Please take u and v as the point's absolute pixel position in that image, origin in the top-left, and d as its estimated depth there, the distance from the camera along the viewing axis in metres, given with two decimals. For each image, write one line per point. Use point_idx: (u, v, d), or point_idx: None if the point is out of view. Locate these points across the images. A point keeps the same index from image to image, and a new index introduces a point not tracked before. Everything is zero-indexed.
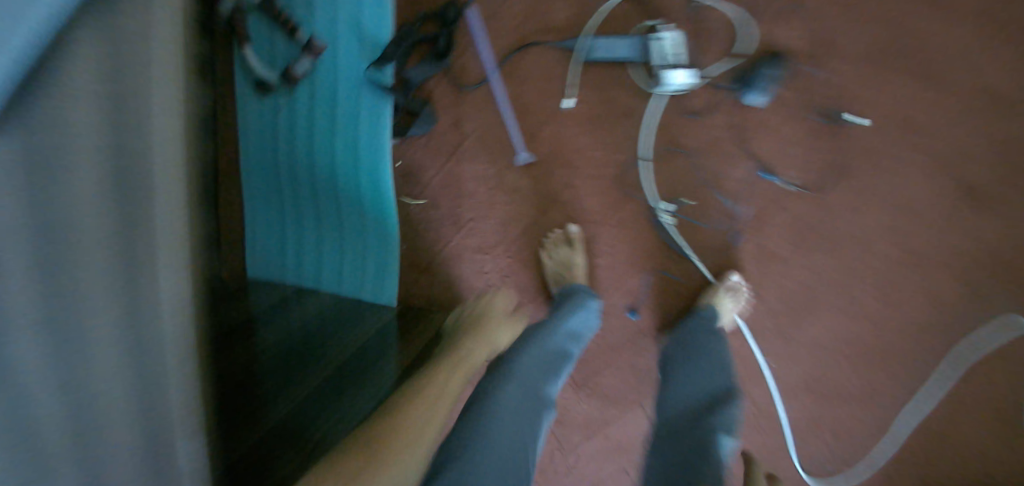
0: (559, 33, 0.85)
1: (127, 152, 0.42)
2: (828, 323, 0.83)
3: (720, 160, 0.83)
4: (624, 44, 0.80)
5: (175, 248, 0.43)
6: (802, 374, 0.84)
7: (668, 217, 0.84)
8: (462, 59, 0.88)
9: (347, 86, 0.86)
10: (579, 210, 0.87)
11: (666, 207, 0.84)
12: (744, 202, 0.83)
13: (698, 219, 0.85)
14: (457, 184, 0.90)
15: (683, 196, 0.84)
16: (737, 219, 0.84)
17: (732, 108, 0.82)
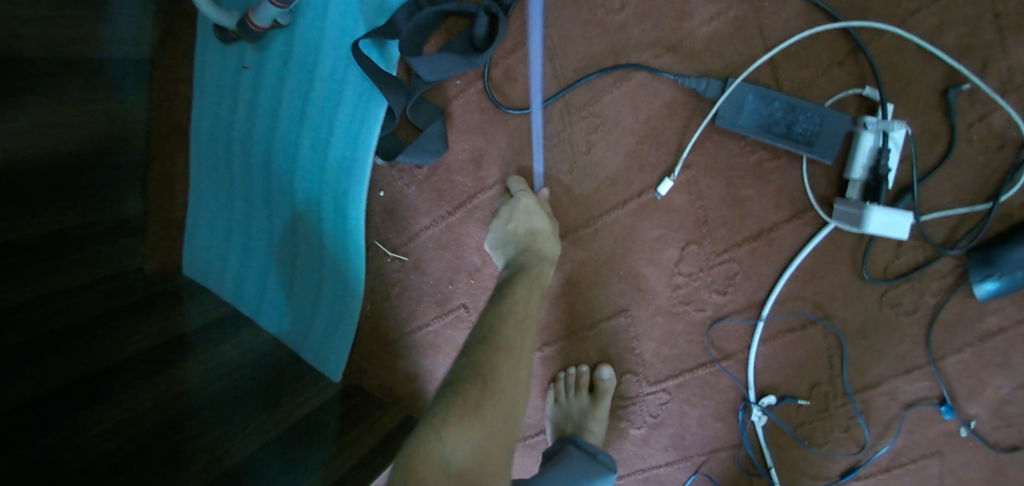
0: (686, 65, 0.49)
1: None
2: None
3: (884, 354, 0.49)
4: (808, 120, 0.45)
5: None
6: None
7: (761, 419, 0.51)
8: (515, 60, 0.53)
9: (333, 59, 0.57)
10: (628, 355, 0.55)
11: (764, 403, 0.51)
12: (898, 433, 0.50)
13: (809, 433, 0.52)
14: (455, 249, 0.58)
15: (799, 393, 0.51)
16: (870, 452, 0.51)
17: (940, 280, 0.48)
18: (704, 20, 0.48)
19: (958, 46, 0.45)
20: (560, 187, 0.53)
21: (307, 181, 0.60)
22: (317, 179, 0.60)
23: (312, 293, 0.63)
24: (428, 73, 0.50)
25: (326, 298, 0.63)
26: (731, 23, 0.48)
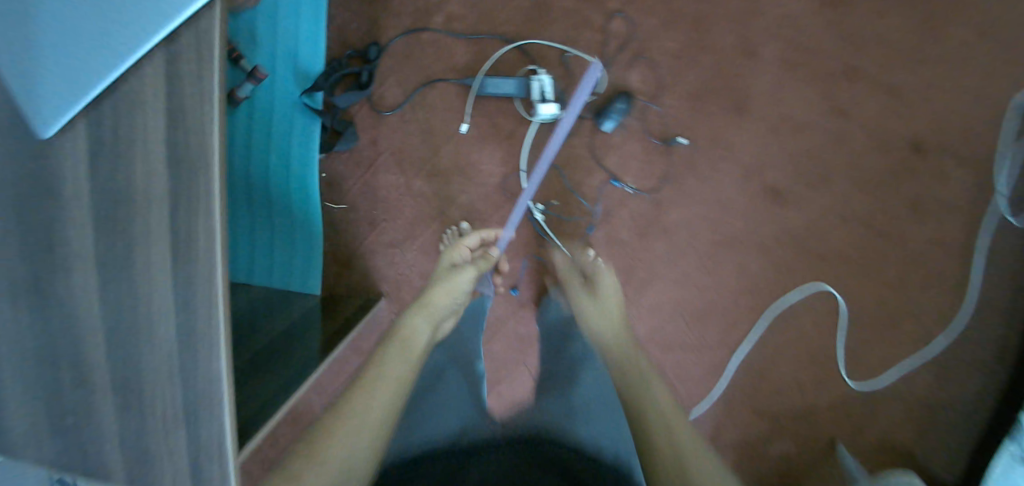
0: (458, 71, 1.08)
1: (171, 192, 0.57)
2: (663, 290, 1.21)
3: None
4: (508, 84, 1.04)
5: (203, 245, 0.58)
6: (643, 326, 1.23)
7: (539, 214, 1.15)
8: (380, 88, 1.09)
9: (283, 108, 1.04)
10: (476, 212, 1.10)
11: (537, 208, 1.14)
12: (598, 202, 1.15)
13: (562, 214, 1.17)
14: (373, 191, 1.09)
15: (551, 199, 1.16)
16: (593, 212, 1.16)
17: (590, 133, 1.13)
18: (460, 51, 1.08)
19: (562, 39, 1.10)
20: (417, 142, 1.09)
21: (278, 180, 1.05)
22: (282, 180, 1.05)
23: (287, 248, 1.08)
24: (342, 103, 1.04)
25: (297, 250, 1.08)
26: (473, 47, 1.08)
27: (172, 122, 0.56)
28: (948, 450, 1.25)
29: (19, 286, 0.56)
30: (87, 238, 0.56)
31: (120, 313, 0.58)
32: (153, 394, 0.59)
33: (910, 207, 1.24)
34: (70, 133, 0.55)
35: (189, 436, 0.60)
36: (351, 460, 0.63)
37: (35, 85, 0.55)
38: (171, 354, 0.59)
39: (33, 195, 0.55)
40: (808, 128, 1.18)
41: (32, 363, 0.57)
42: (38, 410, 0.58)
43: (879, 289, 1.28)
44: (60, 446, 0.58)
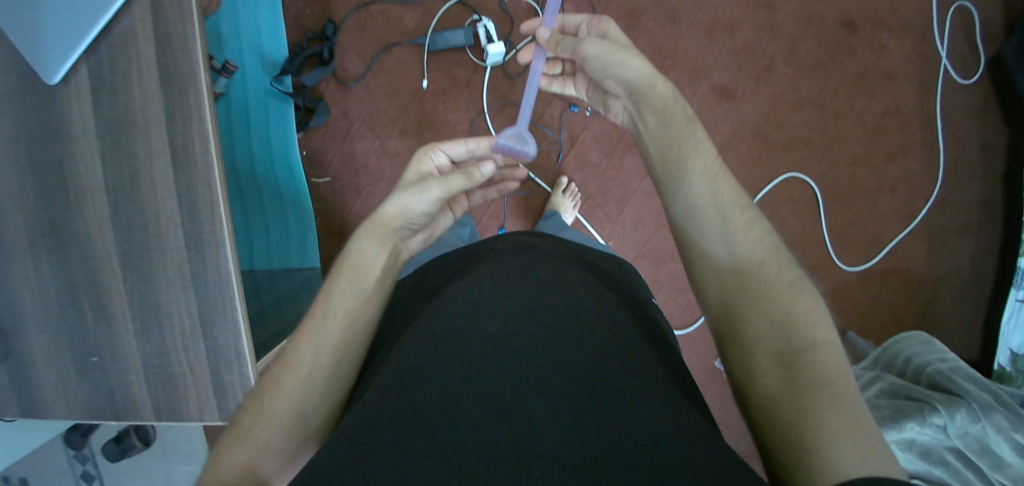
0: (409, 34, 1.25)
1: (168, 118, 0.81)
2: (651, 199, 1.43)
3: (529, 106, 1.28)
4: (458, 35, 1.21)
5: (205, 182, 0.82)
6: (634, 241, 1.37)
7: None
8: (343, 64, 1.25)
9: (258, 98, 1.19)
10: None
11: None
12: (563, 131, 1.35)
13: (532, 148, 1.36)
14: (353, 159, 1.26)
15: None
16: (559, 142, 1.36)
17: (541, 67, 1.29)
18: (406, 16, 1.25)
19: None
20: (385, 105, 1.25)
21: (263, 164, 1.18)
22: (267, 165, 1.18)
23: (282, 228, 1.18)
24: (310, 82, 1.18)
25: (292, 228, 1.19)
26: (417, 11, 1.25)
27: (160, 93, 0.81)
28: (958, 306, 1.49)
29: (44, 225, 0.81)
30: (99, 172, 0.81)
31: (134, 237, 0.82)
32: (170, 303, 0.83)
33: (837, 83, 1.46)
34: (81, 88, 0.80)
35: (203, 329, 0.84)
36: (302, 394, 0.70)
37: (48, 57, 0.79)
38: (184, 258, 0.83)
39: (55, 141, 0.81)
40: (740, 30, 1.42)
41: (62, 297, 0.82)
42: (71, 332, 0.83)
43: (828, 165, 1.47)
44: (93, 374, 0.84)
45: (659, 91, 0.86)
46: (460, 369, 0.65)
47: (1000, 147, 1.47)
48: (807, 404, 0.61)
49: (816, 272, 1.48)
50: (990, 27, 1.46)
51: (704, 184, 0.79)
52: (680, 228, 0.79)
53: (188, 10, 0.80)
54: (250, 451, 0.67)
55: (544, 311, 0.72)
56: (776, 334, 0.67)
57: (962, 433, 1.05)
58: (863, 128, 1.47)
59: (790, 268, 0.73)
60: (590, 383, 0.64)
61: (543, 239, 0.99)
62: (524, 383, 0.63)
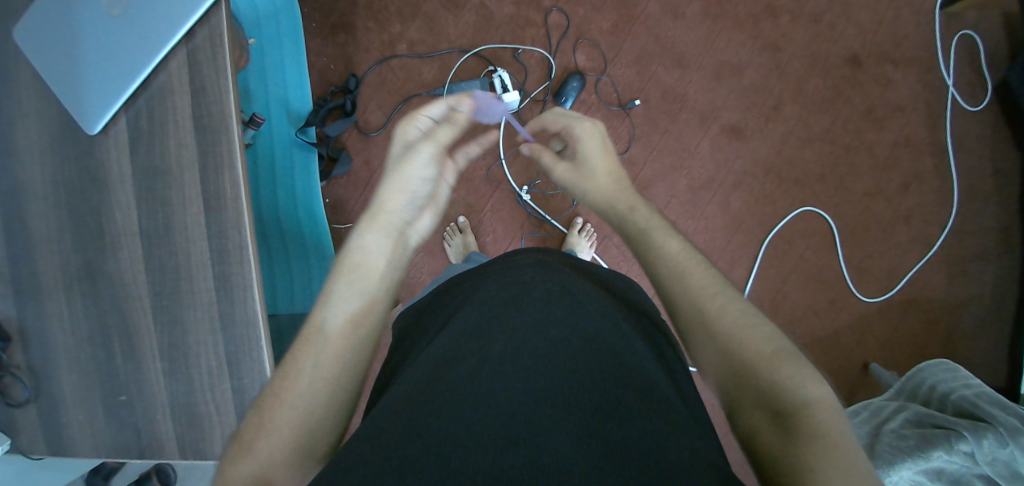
0: (428, 85, 1.38)
1: (201, 167, 0.86)
2: None
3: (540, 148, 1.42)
4: (475, 84, 1.36)
5: (233, 226, 0.86)
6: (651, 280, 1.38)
7: (526, 195, 1.37)
8: (365, 116, 1.37)
9: (284, 146, 1.25)
10: (466, 204, 1.39)
11: (524, 189, 1.37)
12: None
13: (548, 191, 1.39)
14: None
15: (535, 179, 1.38)
16: None
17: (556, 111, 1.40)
18: (425, 70, 1.38)
19: (499, 41, 1.40)
20: None
21: (287, 209, 1.22)
22: (292, 209, 1.23)
23: (304, 270, 1.19)
24: (332, 133, 1.26)
25: (315, 271, 1.19)
26: (435, 65, 1.38)
27: (194, 141, 0.86)
28: (984, 337, 1.46)
29: (78, 268, 0.85)
30: (133, 218, 0.85)
31: (165, 279, 0.86)
32: (198, 344, 0.86)
33: (845, 116, 1.48)
34: (118, 140, 0.85)
35: (229, 368, 0.86)
36: (307, 405, 0.70)
37: (90, 113, 0.84)
38: (212, 299, 0.86)
39: (92, 188, 0.85)
40: (746, 69, 1.46)
41: (93, 337, 0.85)
42: (101, 371, 0.85)
43: (840, 197, 1.48)
44: (120, 414, 0.85)
45: (617, 211, 0.93)
46: (473, 397, 0.67)
47: (1012, 173, 1.47)
48: (800, 456, 0.61)
49: (833, 305, 1.48)
50: (996, 58, 1.49)
51: (686, 260, 0.82)
52: (670, 301, 0.80)
53: (223, 65, 0.85)
54: (256, 463, 0.65)
55: (541, 335, 0.74)
56: (766, 396, 0.68)
57: (990, 460, 1.05)
58: (873, 160, 1.48)
59: (773, 336, 0.73)
60: (595, 407, 0.66)
61: (552, 255, 1.00)
62: (524, 410, 0.65)
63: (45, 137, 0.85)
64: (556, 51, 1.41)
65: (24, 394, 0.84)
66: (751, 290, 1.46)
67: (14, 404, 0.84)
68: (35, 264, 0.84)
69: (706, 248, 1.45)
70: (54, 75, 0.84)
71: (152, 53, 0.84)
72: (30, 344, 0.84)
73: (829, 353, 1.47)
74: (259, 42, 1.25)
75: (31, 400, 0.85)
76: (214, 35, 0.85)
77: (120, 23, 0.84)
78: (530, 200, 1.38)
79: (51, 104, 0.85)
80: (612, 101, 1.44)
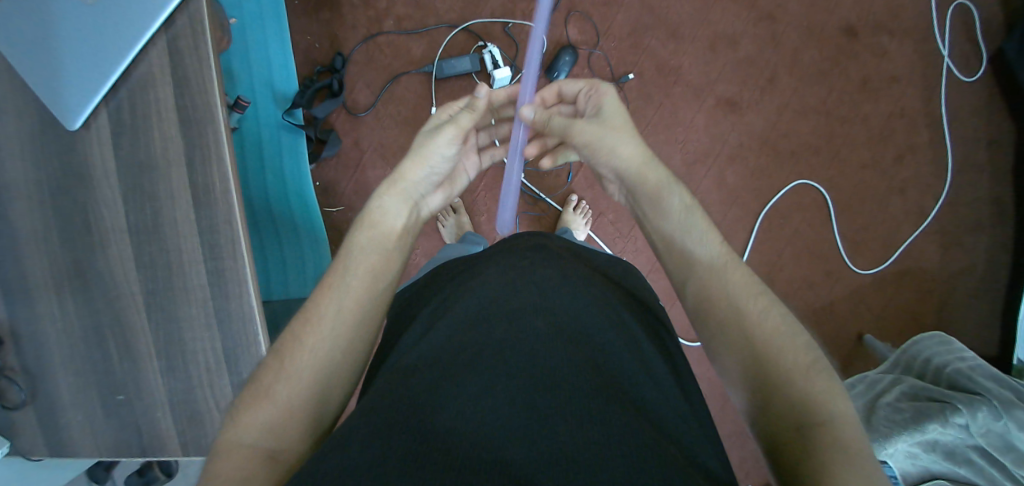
0: (416, 63, 1.34)
1: (190, 160, 0.83)
2: None
3: None
4: (465, 61, 1.31)
5: (225, 220, 0.83)
6: (647, 257, 1.38)
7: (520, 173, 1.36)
8: (353, 96, 1.34)
9: (271, 130, 1.22)
10: None
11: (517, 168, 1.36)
12: None
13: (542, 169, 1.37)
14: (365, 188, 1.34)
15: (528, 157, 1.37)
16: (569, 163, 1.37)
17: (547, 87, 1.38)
18: (413, 46, 1.34)
19: (488, 15, 1.36)
20: (396, 133, 1.34)
21: (277, 194, 1.20)
22: (283, 196, 1.20)
23: (297, 259, 1.17)
24: (320, 115, 1.24)
25: (309, 259, 1.17)
26: (423, 41, 1.35)
27: (180, 134, 0.83)
28: (976, 306, 1.47)
29: (66, 268, 0.83)
30: (121, 215, 0.83)
31: (157, 276, 0.84)
32: (195, 340, 0.85)
33: (840, 88, 1.46)
34: (101, 132, 0.82)
35: (227, 364, 0.85)
36: (326, 353, 0.71)
37: (69, 106, 0.81)
38: (207, 295, 0.84)
39: (77, 186, 0.82)
40: (740, 41, 1.44)
41: (87, 338, 0.84)
42: (96, 372, 0.84)
43: (836, 171, 1.47)
44: (120, 413, 0.85)
45: (655, 177, 0.89)
46: (496, 389, 0.64)
47: (1006, 142, 1.47)
48: (824, 468, 0.61)
49: (829, 279, 1.47)
50: (992, 24, 1.47)
51: (728, 259, 0.82)
52: (704, 298, 0.80)
53: (206, 50, 0.82)
54: (272, 409, 0.67)
55: (582, 318, 0.75)
56: (797, 406, 0.67)
57: (984, 431, 1.06)
58: (869, 132, 1.47)
59: (810, 348, 0.73)
60: (609, 397, 0.65)
61: (550, 240, 0.99)
62: (539, 408, 0.63)
63: (24, 132, 0.82)
64: (548, 25, 1.40)
65: (19, 397, 0.83)
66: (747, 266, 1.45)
67: (11, 406, 0.83)
68: (22, 264, 0.82)
69: None
70: (30, 66, 0.81)
71: (130, 39, 0.80)
72: (23, 345, 0.83)
73: (825, 326, 1.48)
74: (241, 20, 1.21)
75: (28, 401, 0.84)
76: (195, 20, 0.81)
77: (97, 10, 0.81)
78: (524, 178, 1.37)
79: (26, 94, 0.82)
80: (605, 75, 1.42)
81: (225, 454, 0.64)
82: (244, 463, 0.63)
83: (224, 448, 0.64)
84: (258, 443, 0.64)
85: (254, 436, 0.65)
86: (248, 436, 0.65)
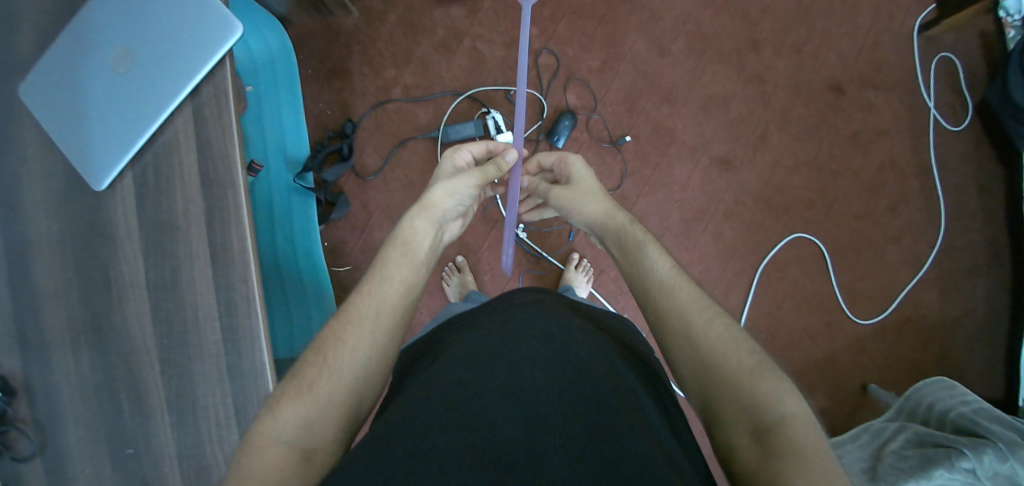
0: (423, 127, 1.41)
1: (209, 221, 0.87)
2: None
3: None
4: (470, 126, 1.37)
5: (241, 280, 0.87)
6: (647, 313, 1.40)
7: (523, 232, 1.40)
8: (362, 159, 1.40)
9: (283, 190, 1.27)
10: (463, 243, 1.41)
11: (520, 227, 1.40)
12: None
13: (544, 228, 1.41)
14: (372, 246, 1.39)
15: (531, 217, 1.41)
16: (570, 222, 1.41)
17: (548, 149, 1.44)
18: (420, 111, 1.41)
19: (491, 81, 1.43)
20: (403, 194, 1.39)
21: (286, 253, 1.24)
22: (291, 252, 1.25)
23: (304, 314, 1.20)
24: (330, 178, 1.29)
25: (316, 314, 1.20)
26: (430, 107, 1.41)
27: (201, 196, 0.87)
28: (977, 355, 1.48)
29: (84, 321, 0.85)
30: (141, 271, 0.86)
31: (173, 332, 0.86)
32: (206, 396, 0.87)
33: (831, 143, 1.52)
34: (126, 194, 0.87)
35: (237, 419, 0.87)
36: (359, 363, 0.78)
37: (96, 172, 0.86)
38: (220, 351, 0.87)
39: (98, 244, 0.86)
40: (733, 102, 1.50)
41: (100, 391, 0.85)
42: (107, 425, 0.85)
43: (830, 223, 1.51)
44: (128, 466, 0.85)
45: (618, 223, 0.99)
46: (481, 419, 0.69)
47: (996, 193, 1.51)
48: (778, 474, 0.63)
49: (829, 329, 1.49)
50: (975, 83, 1.53)
51: (673, 275, 0.87)
52: (655, 314, 0.83)
53: (229, 122, 0.88)
54: (309, 405, 0.73)
55: (578, 359, 0.79)
56: (746, 409, 0.70)
57: (992, 475, 1.06)
58: (861, 185, 1.51)
59: (757, 352, 0.76)
60: (603, 428, 0.68)
61: (552, 296, 1.01)
62: (552, 426, 0.68)
63: (49, 192, 0.86)
64: (548, 91, 1.47)
65: (29, 448, 0.84)
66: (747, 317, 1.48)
67: (19, 458, 0.83)
68: (40, 318, 0.84)
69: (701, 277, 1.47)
70: (63, 132, 0.86)
71: (158, 111, 0.86)
72: (35, 398, 0.84)
73: (827, 377, 1.49)
74: (256, 88, 1.28)
75: (37, 454, 0.84)
76: (221, 95, 0.88)
77: (130, 86, 0.87)
78: (527, 237, 1.41)
79: (57, 160, 0.86)
80: (603, 137, 1.48)
81: (258, 447, 0.69)
82: (279, 458, 0.68)
83: (257, 440, 0.69)
84: (293, 440, 0.70)
85: (290, 432, 0.70)
86: (285, 433, 0.70)
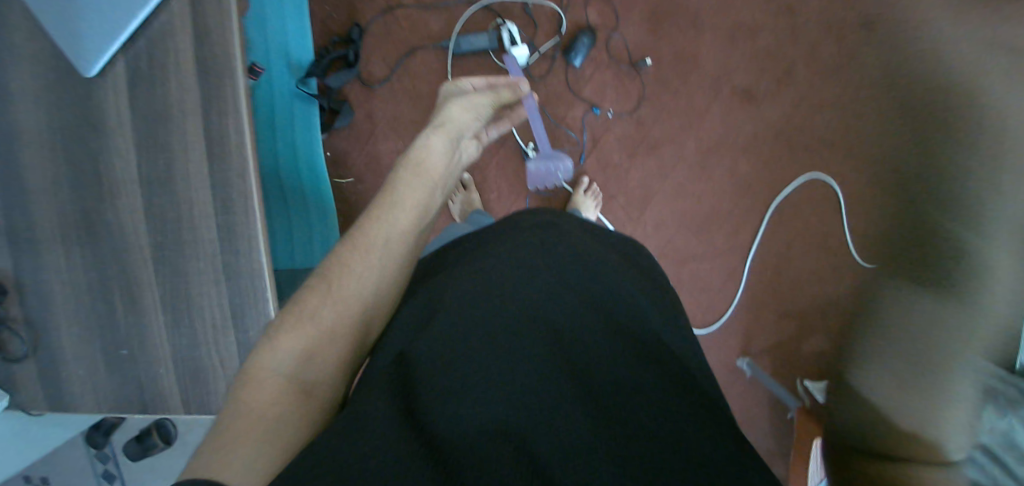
0: (433, 38, 1.35)
1: (206, 115, 0.82)
2: (669, 204, 1.44)
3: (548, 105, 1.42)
4: (483, 38, 1.31)
5: (239, 177, 0.82)
6: (655, 243, 1.45)
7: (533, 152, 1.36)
8: (368, 68, 1.34)
9: (285, 98, 1.22)
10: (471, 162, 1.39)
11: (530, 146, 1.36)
12: (585, 133, 1.43)
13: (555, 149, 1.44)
14: (377, 160, 1.35)
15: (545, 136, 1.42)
16: (582, 144, 1.43)
17: (564, 68, 1.41)
18: (431, 21, 1.35)
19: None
20: (410, 107, 1.35)
21: (288, 166, 1.19)
22: (294, 165, 1.20)
23: (307, 229, 1.17)
24: (335, 85, 1.24)
25: (318, 229, 1.18)
26: (441, 17, 1.35)
27: (198, 86, 0.82)
28: None
29: (75, 220, 0.82)
30: (133, 166, 0.82)
31: (166, 232, 0.83)
32: (201, 297, 0.84)
33: (856, 82, 1.46)
34: (117, 82, 0.81)
35: (234, 322, 0.84)
36: (365, 285, 0.76)
37: (83, 54, 0.79)
38: (217, 251, 0.84)
39: (89, 137, 0.81)
40: (758, 31, 1.43)
41: (93, 289, 0.83)
42: (101, 326, 0.83)
43: (847, 168, 1.47)
44: (122, 367, 0.83)
45: None
46: (491, 356, 0.66)
47: None
48: None
49: (836, 275, 1.47)
50: None
51: None
52: None
53: (227, 4, 0.80)
54: (309, 333, 0.71)
55: (590, 285, 0.76)
56: None
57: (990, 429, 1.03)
58: (882, 129, 1.47)
59: None
60: (626, 384, 0.66)
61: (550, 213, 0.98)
62: (568, 367, 0.67)
63: (35, 78, 0.81)
64: (567, 6, 1.39)
65: (21, 348, 0.82)
66: (754, 260, 1.46)
67: (13, 358, 0.82)
68: (29, 215, 0.81)
69: (709, 217, 1.45)
70: (49, 9, 0.80)
71: None
72: (27, 298, 0.82)
73: (831, 322, 1.47)
74: None
75: (29, 354, 0.82)
76: None
77: None
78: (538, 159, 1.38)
79: (43, 42, 0.81)
80: (623, 60, 1.41)
81: (255, 379, 0.67)
82: (277, 391, 0.66)
83: (254, 372, 0.67)
84: (291, 373, 0.68)
85: (289, 365, 0.68)
86: (284, 365, 0.68)
